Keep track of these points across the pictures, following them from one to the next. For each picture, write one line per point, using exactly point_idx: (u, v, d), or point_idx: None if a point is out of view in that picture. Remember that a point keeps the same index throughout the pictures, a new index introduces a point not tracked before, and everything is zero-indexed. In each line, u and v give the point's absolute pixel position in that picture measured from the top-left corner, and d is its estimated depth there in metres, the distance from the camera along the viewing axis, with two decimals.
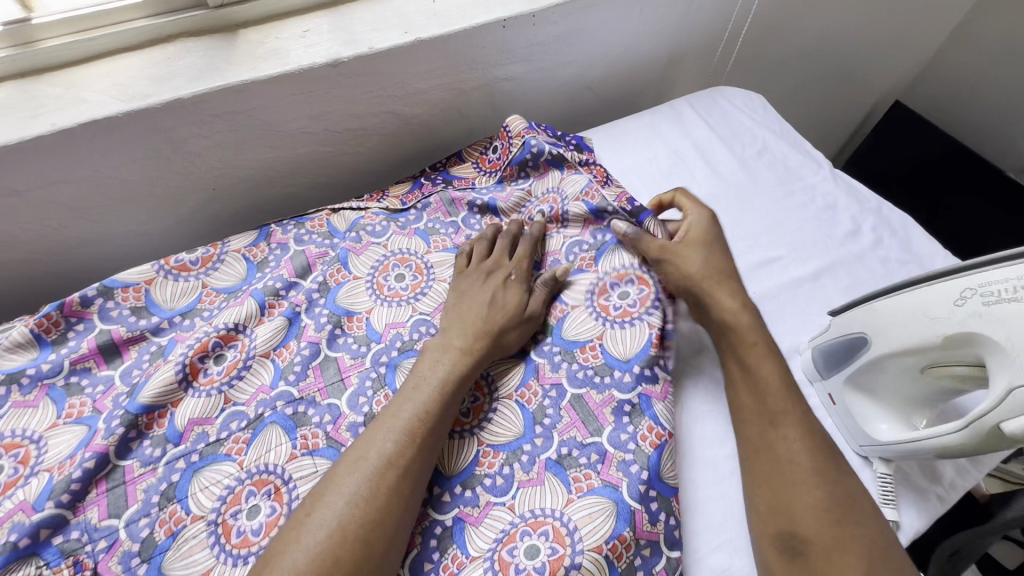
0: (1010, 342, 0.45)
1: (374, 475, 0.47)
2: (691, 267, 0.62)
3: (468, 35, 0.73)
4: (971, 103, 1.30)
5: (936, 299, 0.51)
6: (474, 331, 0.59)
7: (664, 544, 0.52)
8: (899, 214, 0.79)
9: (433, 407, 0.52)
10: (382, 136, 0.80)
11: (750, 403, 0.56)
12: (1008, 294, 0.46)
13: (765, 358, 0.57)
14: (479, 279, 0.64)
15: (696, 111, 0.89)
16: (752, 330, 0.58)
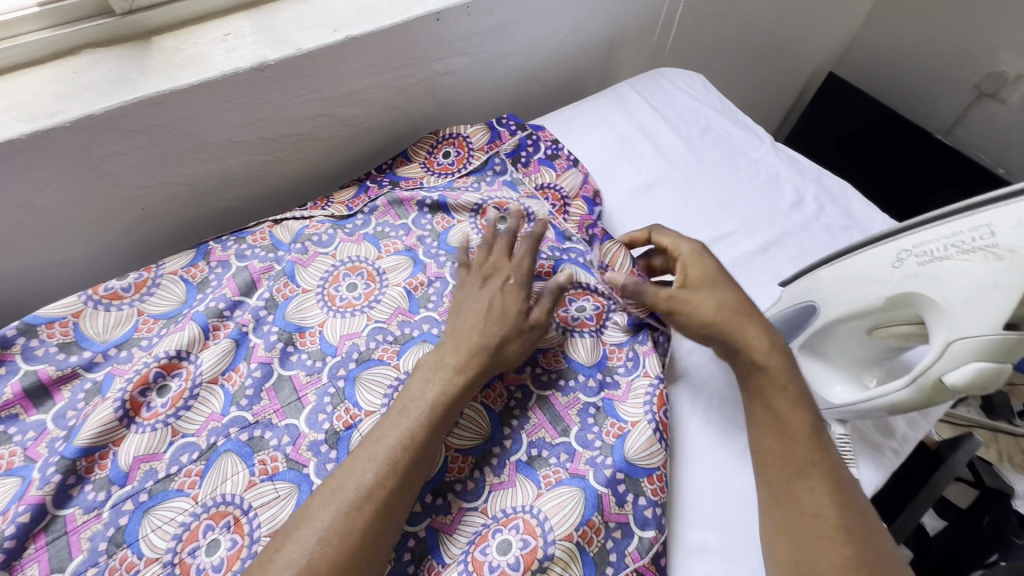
0: (945, 299, 0.45)
1: (349, 511, 0.44)
2: (706, 313, 0.56)
3: (402, 29, 0.71)
4: (895, 78, 1.52)
5: (875, 261, 0.50)
6: (468, 351, 0.54)
7: (638, 527, 0.50)
8: (838, 182, 0.82)
9: (418, 432, 0.48)
10: (322, 140, 0.77)
11: (775, 449, 0.50)
12: (940, 252, 0.46)
13: (795, 402, 0.52)
14: (473, 287, 0.60)
15: (639, 94, 0.91)
16: (783, 372, 0.53)
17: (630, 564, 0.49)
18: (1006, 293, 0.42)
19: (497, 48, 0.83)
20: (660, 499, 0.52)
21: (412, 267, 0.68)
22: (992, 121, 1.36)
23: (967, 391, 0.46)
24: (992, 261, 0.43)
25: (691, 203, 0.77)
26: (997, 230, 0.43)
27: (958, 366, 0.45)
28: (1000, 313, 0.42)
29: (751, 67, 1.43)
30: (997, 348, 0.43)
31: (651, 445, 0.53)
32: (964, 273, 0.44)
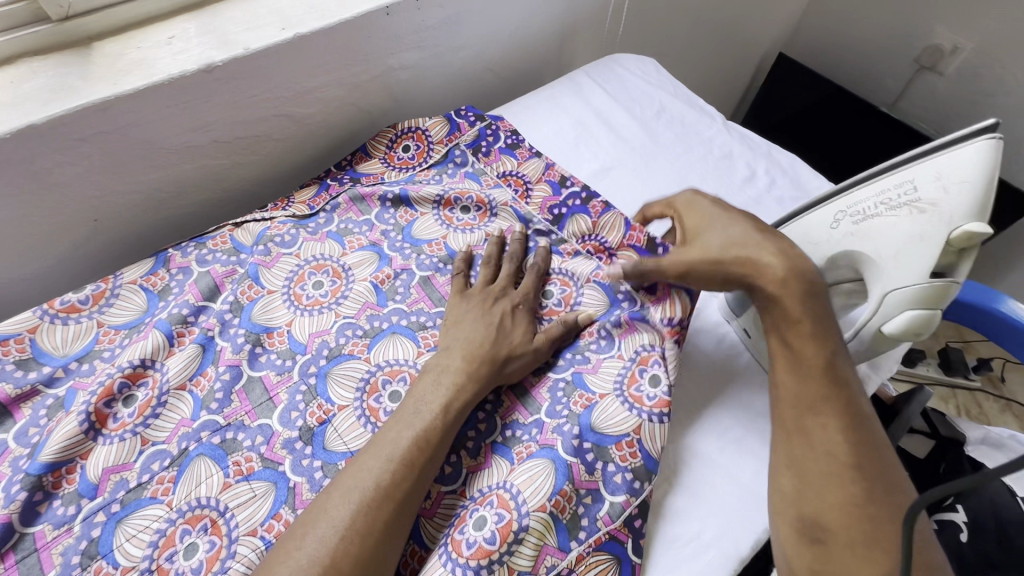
0: (880, 254, 0.50)
1: (370, 508, 0.45)
2: (715, 249, 0.56)
3: (352, 25, 0.71)
4: (840, 56, 1.58)
5: (816, 224, 0.55)
6: (473, 356, 0.55)
7: (608, 493, 0.52)
8: (787, 155, 0.85)
9: (434, 434, 0.50)
10: (279, 141, 0.77)
11: (790, 385, 0.52)
12: (871, 210, 0.51)
13: (809, 341, 0.52)
14: (484, 302, 0.61)
15: (594, 80, 0.92)
16: (800, 306, 0.52)
17: (602, 527, 0.51)
18: (931, 244, 0.48)
19: (450, 41, 0.84)
20: (630, 464, 0.53)
21: (377, 262, 0.68)
22: (932, 93, 1.43)
23: (905, 339, 0.50)
24: (917, 214, 0.49)
25: (648, 183, 0.79)
26: (918, 185, 0.49)
27: (896, 316, 0.49)
28: (925, 263, 0.48)
29: (705, 50, 1.47)
30: (929, 296, 0.48)
31: (620, 416, 0.54)
32: (894, 227, 0.50)
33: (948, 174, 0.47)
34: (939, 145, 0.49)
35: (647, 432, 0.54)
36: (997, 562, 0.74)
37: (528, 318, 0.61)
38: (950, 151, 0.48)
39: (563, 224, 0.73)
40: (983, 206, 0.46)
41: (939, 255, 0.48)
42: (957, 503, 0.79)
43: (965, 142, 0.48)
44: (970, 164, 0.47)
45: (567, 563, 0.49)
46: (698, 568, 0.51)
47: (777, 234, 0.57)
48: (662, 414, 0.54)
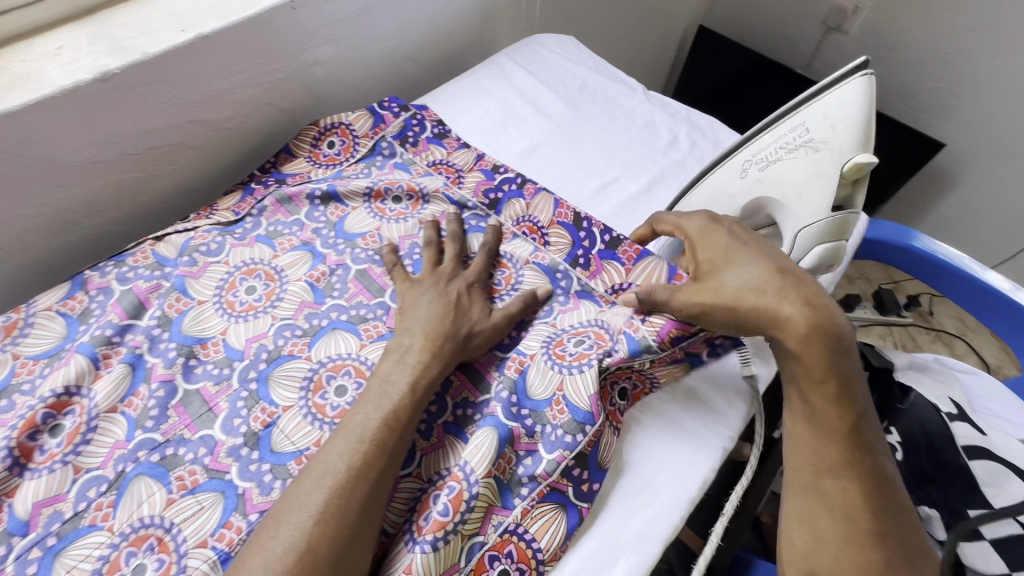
0: (786, 194, 0.54)
1: (346, 485, 0.45)
2: (724, 300, 0.52)
3: (256, 22, 0.69)
4: (754, 24, 1.66)
5: (727, 177, 0.58)
6: (435, 337, 0.55)
7: (546, 451, 0.53)
8: (705, 117, 0.89)
9: (401, 410, 0.50)
10: (195, 148, 0.74)
11: (808, 443, 0.52)
12: (774, 155, 0.56)
13: (833, 398, 0.51)
14: (438, 285, 0.61)
15: (516, 62, 0.93)
16: (827, 365, 0.50)
17: (542, 481, 0.52)
18: (828, 178, 0.52)
19: (365, 33, 0.83)
20: (560, 421, 0.54)
21: (311, 260, 0.67)
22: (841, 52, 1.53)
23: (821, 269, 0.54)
24: (812, 154, 0.53)
25: (577, 156, 0.81)
26: (809, 128, 0.54)
27: (810, 249, 0.53)
28: (826, 198, 0.52)
29: (629, 28, 1.51)
30: (835, 225, 0.52)
31: (545, 376, 0.56)
32: (795, 167, 0.54)
33: (833, 114, 0.53)
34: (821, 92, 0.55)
35: (570, 387, 0.55)
36: (929, 474, 0.81)
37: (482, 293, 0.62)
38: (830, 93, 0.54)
39: (500, 207, 0.73)
40: (864, 141, 0.52)
41: (835, 189, 0.52)
42: (891, 426, 0.86)
43: (840, 83, 0.54)
44: (848, 104, 0.53)
45: (513, 520, 0.50)
46: (652, 515, 0.52)
47: (803, 278, 0.53)
48: (582, 364, 0.56)
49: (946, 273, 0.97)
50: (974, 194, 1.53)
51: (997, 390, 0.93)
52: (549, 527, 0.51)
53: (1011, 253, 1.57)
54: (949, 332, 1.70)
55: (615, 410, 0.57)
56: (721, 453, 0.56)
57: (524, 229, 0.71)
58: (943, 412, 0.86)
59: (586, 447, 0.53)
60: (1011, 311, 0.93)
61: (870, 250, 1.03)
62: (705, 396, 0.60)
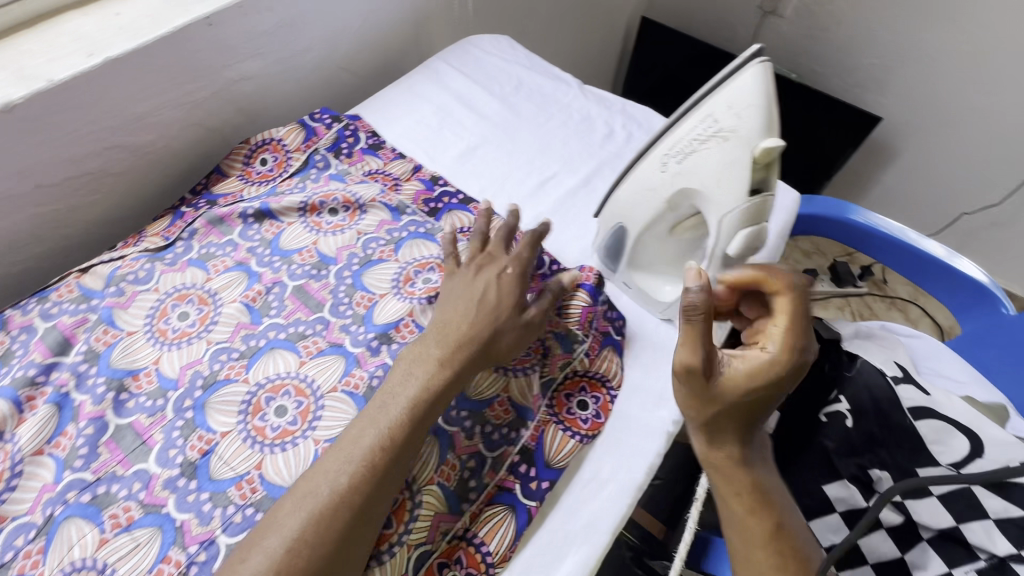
0: (704, 183, 0.55)
1: (324, 517, 0.43)
2: (704, 412, 0.51)
3: (171, 41, 0.67)
4: (693, 12, 1.69)
5: (649, 171, 0.59)
6: (455, 341, 0.52)
7: (488, 450, 0.53)
8: (640, 107, 0.90)
9: (397, 431, 0.47)
10: (119, 175, 0.72)
11: (737, 546, 0.52)
12: (689, 147, 0.56)
13: (755, 507, 0.52)
14: (467, 275, 0.58)
15: (451, 65, 0.93)
16: (745, 476, 0.52)
17: (490, 482, 0.52)
18: (741, 166, 0.52)
19: (293, 45, 0.82)
20: (505, 421, 0.55)
21: (246, 281, 0.66)
22: (779, 34, 1.58)
23: (750, 252, 0.55)
24: (723, 143, 0.53)
25: (515, 155, 0.82)
26: (717, 118, 0.53)
27: (735, 235, 0.54)
28: (742, 184, 0.52)
29: (572, 24, 1.52)
30: (755, 210, 0.53)
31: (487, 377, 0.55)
32: (709, 158, 0.54)
33: (737, 102, 0.52)
34: (727, 81, 0.54)
35: (515, 389, 0.56)
36: (878, 437, 0.83)
37: (518, 287, 0.57)
38: (734, 82, 0.53)
39: (439, 215, 0.74)
40: (771, 125, 0.51)
41: (750, 174, 0.52)
42: (840, 394, 0.87)
43: (744, 70, 0.53)
44: (751, 91, 0.52)
45: (462, 525, 0.51)
46: (599, 507, 0.53)
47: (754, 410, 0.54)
48: (525, 368, 0.57)
49: (886, 246, 1.00)
50: (915, 164, 1.60)
51: (939, 351, 0.97)
52: (498, 530, 0.51)
53: (952, 218, 1.64)
54: (901, 298, 1.77)
55: (574, 418, 0.57)
56: (666, 438, 0.57)
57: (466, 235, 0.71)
58: (889, 376, 0.89)
59: (529, 442, 0.54)
60: (945, 274, 0.97)
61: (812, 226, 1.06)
62: (645, 383, 0.61)
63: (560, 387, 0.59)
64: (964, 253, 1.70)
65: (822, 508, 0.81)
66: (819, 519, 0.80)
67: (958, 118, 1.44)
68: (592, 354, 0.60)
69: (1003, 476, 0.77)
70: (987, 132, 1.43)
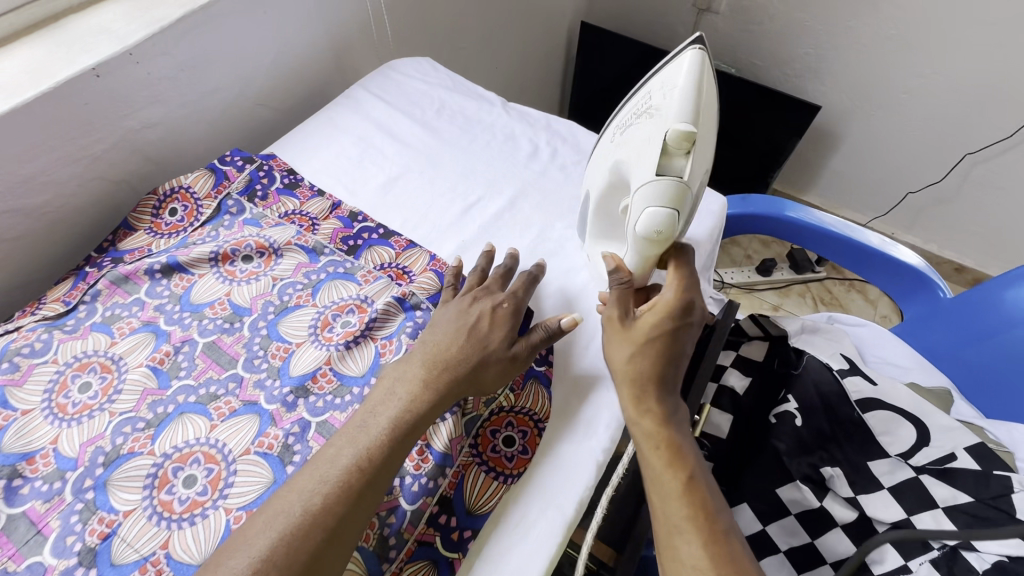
0: (631, 159, 0.52)
1: (294, 540, 0.42)
2: (621, 355, 0.54)
3: (55, 96, 0.64)
4: (631, 14, 1.70)
5: (606, 142, 0.59)
6: (443, 364, 0.53)
7: (407, 503, 0.50)
8: (564, 122, 0.89)
9: (376, 451, 0.48)
10: (14, 240, 0.68)
11: (655, 506, 0.49)
12: (630, 122, 0.54)
13: (672, 461, 0.49)
14: (462, 303, 0.59)
15: (370, 92, 0.91)
16: (663, 433, 0.51)
17: (409, 538, 0.50)
18: (655, 146, 0.48)
19: (197, 87, 0.79)
20: (422, 470, 0.52)
21: (154, 341, 0.62)
22: (715, 30, 1.59)
23: (657, 239, 0.51)
24: (648, 119, 0.50)
25: (438, 181, 0.80)
26: (653, 95, 0.51)
27: (641, 211, 0.50)
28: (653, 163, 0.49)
29: (510, 35, 1.51)
30: (661, 192, 0.48)
31: None
32: (637, 135, 0.52)
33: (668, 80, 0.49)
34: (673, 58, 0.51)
35: (433, 434, 0.53)
36: (828, 432, 0.83)
37: (512, 321, 0.58)
38: (676, 60, 0.50)
39: (359, 253, 0.72)
40: (694, 108, 0.47)
41: (667, 154, 0.49)
42: (788, 394, 0.87)
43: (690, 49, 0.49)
44: (683, 69, 0.48)
45: None
46: (528, 551, 0.51)
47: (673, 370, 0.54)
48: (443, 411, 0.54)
49: (824, 239, 1.00)
50: (858, 147, 1.62)
51: (884, 337, 0.98)
52: None
53: (899, 198, 1.67)
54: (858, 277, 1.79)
55: (499, 457, 0.56)
56: (596, 467, 0.56)
57: (386, 273, 0.70)
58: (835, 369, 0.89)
59: (448, 490, 0.53)
60: (884, 262, 0.98)
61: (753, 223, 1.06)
62: (574, 413, 0.60)
63: (485, 423, 0.57)
64: (915, 230, 1.72)
65: (778, 512, 0.80)
66: (775, 523, 0.80)
67: (893, 99, 1.47)
68: (517, 388, 0.59)
69: (949, 463, 0.77)
70: (922, 111, 1.46)
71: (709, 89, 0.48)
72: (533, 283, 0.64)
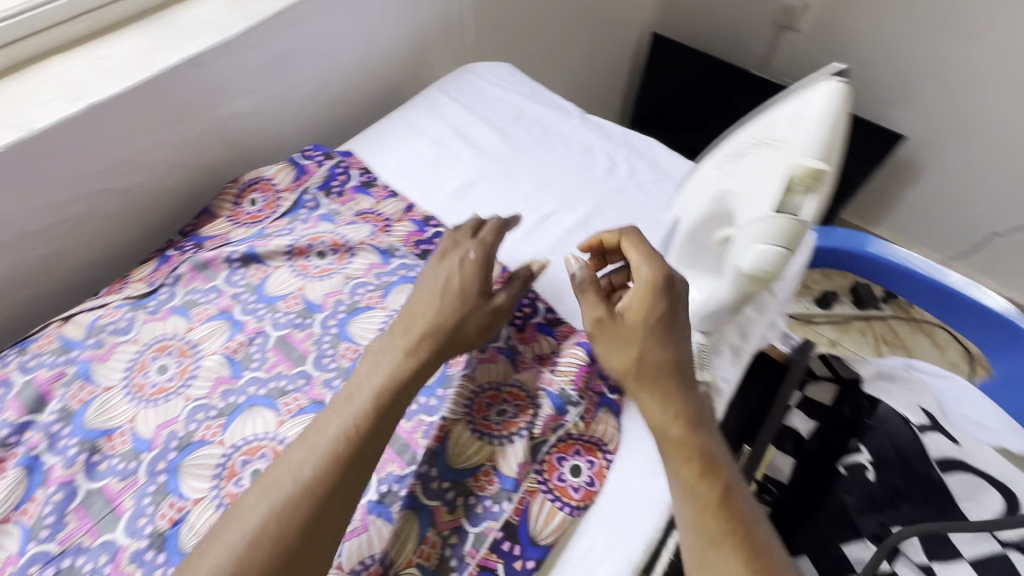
0: (743, 191, 0.49)
1: (286, 511, 0.43)
2: (623, 359, 0.51)
3: (157, 83, 0.66)
4: (706, 28, 1.65)
5: (705, 168, 0.55)
6: (422, 331, 0.53)
7: (471, 525, 0.51)
8: (644, 138, 0.86)
9: (363, 422, 0.47)
10: (106, 219, 0.70)
11: (688, 520, 0.46)
12: (742, 150, 0.50)
13: (702, 471, 0.47)
14: (433, 263, 0.59)
15: (447, 94, 0.91)
16: (691, 439, 0.48)
17: (471, 561, 0.50)
18: (775, 182, 0.46)
19: (284, 80, 0.80)
20: (488, 492, 0.52)
21: (229, 330, 0.63)
22: (795, 49, 1.52)
23: (763, 275, 0.48)
24: (771, 152, 0.47)
25: (512, 191, 0.78)
26: (775, 125, 0.47)
27: (753, 248, 0.47)
28: (772, 197, 0.46)
29: (581, 42, 1.49)
30: (782, 231, 0.45)
31: (470, 444, 0.54)
32: (754, 166, 0.49)
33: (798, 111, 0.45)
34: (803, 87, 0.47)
35: (500, 456, 0.54)
36: (902, 489, 0.78)
37: (482, 272, 0.57)
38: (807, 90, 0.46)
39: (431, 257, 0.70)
40: (825, 145, 0.43)
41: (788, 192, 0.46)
42: (861, 443, 0.81)
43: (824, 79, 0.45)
44: (820, 102, 0.44)
45: None
46: None
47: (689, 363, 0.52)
48: (511, 434, 0.55)
49: (909, 281, 0.93)
50: (942, 182, 1.51)
51: (971, 393, 0.91)
52: None
53: (982, 240, 1.55)
54: (928, 319, 1.65)
55: (565, 486, 0.53)
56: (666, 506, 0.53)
57: None
58: (914, 423, 0.83)
59: (514, 516, 0.51)
60: (977, 313, 0.90)
61: (830, 257, 1.00)
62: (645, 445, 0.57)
63: (552, 449, 0.55)
64: (999, 276, 1.59)
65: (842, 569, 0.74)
66: None
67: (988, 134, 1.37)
68: (589, 417, 0.57)
69: None
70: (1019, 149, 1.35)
71: (843, 126, 0.45)
72: (506, 227, 0.64)
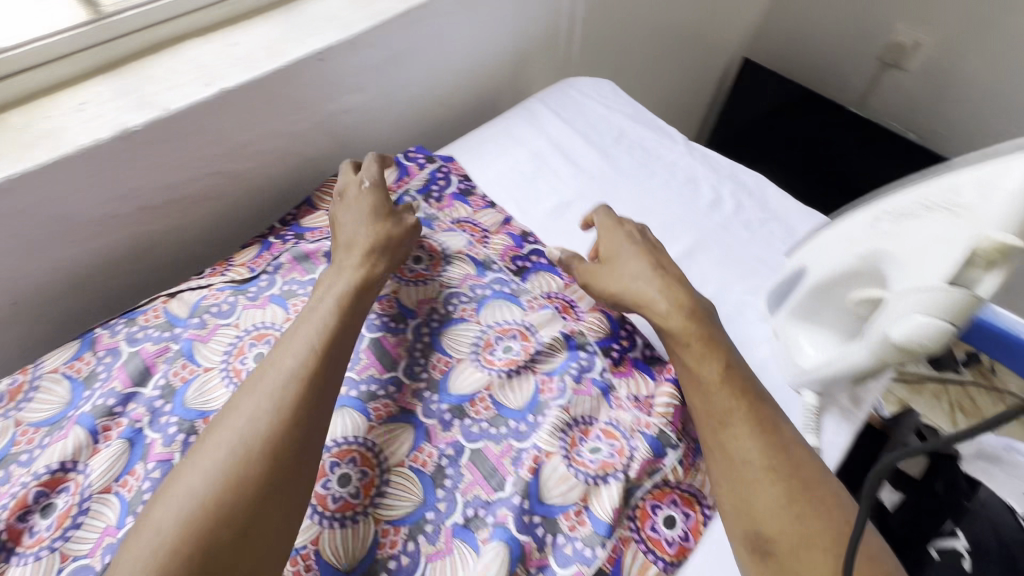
0: (909, 255, 0.48)
1: (285, 395, 0.46)
2: (610, 285, 0.60)
3: (282, 74, 0.67)
4: (803, 58, 1.58)
5: (854, 224, 0.54)
6: (362, 250, 0.59)
7: (559, 566, 0.49)
8: (752, 174, 0.82)
9: (334, 323, 0.52)
10: (216, 200, 0.72)
11: (699, 405, 0.52)
12: (909, 211, 0.49)
13: (705, 355, 0.53)
14: (341, 202, 0.65)
15: (549, 107, 0.89)
16: (690, 327, 0.54)
17: None
18: (954, 249, 0.45)
19: (395, 79, 0.81)
20: (579, 533, 0.50)
21: None
22: (900, 88, 1.43)
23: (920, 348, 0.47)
24: (951, 219, 0.46)
25: None
26: (957, 190, 0.46)
27: (914, 319, 0.46)
28: (948, 266, 0.45)
29: (672, 63, 1.45)
30: (953, 302, 0.45)
31: (563, 480, 0.52)
32: (925, 229, 0.47)
33: (991, 179, 0.44)
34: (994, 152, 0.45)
35: (594, 496, 0.52)
36: None
37: (381, 195, 0.66)
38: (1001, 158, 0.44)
39: (526, 276, 0.69)
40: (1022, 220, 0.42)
41: (966, 265, 0.45)
42: (958, 528, 0.75)
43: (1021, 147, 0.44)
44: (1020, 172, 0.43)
45: None
46: None
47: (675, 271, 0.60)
48: (607, 474, 0.53)
49: None
50: None
51: None
52: None
53: None
54: None
55: (658, 538, 0.51)
56: None
57: (551, 301, 0.66)
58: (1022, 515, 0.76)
59: (605, 564, 0.49)
60: None
61: None
62: None
63: (647, 495, 0.53)
64: None
65: None
66: None
67: None
68: (687, 463, 0.55)
69: None
70: None
71: None
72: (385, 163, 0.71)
